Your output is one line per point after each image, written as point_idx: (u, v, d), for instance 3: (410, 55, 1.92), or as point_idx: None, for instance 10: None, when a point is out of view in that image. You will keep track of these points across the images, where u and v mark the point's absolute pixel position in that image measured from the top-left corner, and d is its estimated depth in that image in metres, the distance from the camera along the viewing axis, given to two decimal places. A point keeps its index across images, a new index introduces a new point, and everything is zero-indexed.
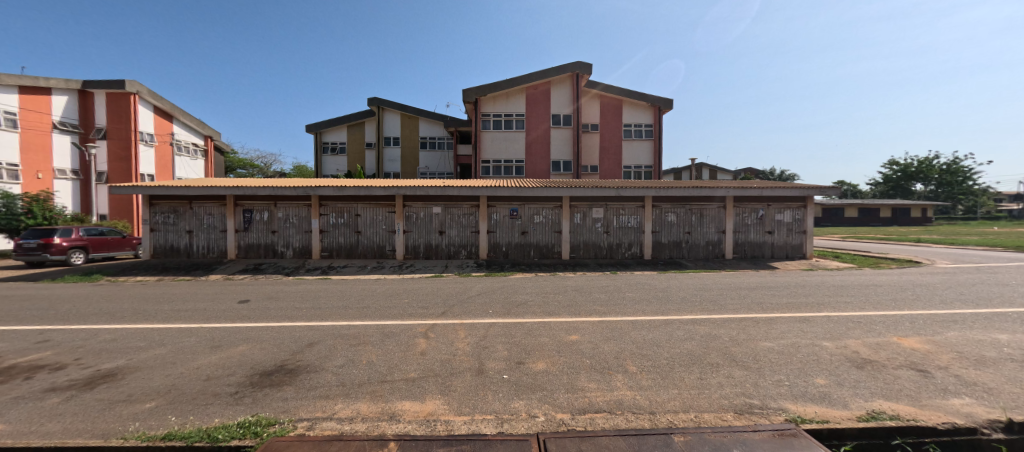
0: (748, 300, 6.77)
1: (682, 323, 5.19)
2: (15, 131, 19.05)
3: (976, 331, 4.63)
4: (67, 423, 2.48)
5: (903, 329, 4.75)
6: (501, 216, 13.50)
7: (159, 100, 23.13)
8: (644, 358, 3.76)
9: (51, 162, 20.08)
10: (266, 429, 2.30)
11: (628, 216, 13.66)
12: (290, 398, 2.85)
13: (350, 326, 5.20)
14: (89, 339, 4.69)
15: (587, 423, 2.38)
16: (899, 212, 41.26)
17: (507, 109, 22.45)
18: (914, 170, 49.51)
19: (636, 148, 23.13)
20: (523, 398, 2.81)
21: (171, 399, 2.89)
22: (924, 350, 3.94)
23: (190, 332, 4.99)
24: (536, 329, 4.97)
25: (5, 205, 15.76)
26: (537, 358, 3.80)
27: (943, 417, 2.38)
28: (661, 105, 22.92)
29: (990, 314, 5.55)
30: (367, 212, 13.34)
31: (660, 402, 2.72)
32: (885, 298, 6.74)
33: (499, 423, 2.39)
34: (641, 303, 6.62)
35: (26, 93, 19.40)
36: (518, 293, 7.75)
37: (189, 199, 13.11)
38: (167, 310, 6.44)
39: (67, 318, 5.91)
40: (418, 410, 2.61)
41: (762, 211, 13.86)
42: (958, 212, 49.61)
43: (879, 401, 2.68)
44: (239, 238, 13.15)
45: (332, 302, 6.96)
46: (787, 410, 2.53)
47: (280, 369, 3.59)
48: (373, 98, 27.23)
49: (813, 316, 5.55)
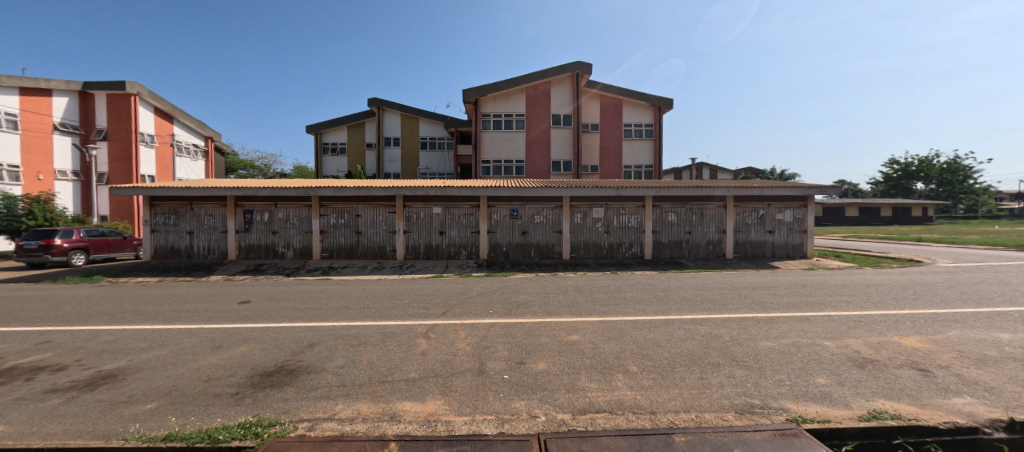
0: (748, 300, 6.76)
1: (682, 323, 5.19)
2: (15, 133, 19.12)
3: (977, 330, 4.62)
4: (68, 424, 2.48)
5: (904, 329, 4.75)
6: (501, 217, 13.50)
7: (160, 101, 23.16)
8: (645, 358, 3.75)
9: (52, 163, 20.13)
10: (267, 430, 2.30)
11: (628, 216, 13.65)
12: (291, 399, 2.86)
13: (351, 326, 5.21)
14: (91, 340, 4.71)
15: (587, 423, 2.38)
16: (899, 211, 41.38)
17: (507, 109, 22.46)
18: (914, 169, 49.70)
19: (636, 148, 23.12)
20: (523, 399, 2.80)
21: (172, 399, 2.90)
22: (926, 349, 3.94)
23: (191, 333, 4.99)
24: (537, 329, 4.98)
25: (6, 206, 15.81)
26: (537, 358, 3.79)
27: (945, 416, 2.37)
28: (662, 105, 22.91)
29: (992, 313, 5.54)
30: (367, 212, 13.34)
31: (660, 402, 2.71)
32: (886, 298, 6.74)
33: (499, 424, 2.39)
34: (642, 303, 6.61)
35: (27, 95, 19.46)
36: (518, 293, 7.76)
37: (189, 200, 13.13)
38: (168, 310, 6.44)
39: (69, 318, 5.93)
40: (419, 411, 2.61)
41: (762, 211, 13.85)
42: (958, 211, 49.70)
43: (880, 401, 2.67)
44: (239, 239, 13.16)
45: (332, 302, 6.96)
46: (788, 409, 2.53)
47: (281, 369, 3.59)
48: (374, 98, 27.26)
49: (814, 315, 5.54)
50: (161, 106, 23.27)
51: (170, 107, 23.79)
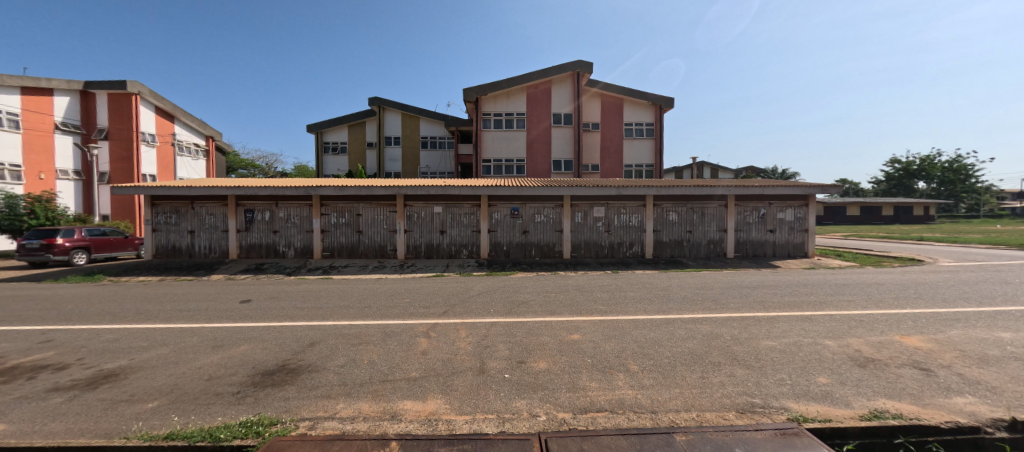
0: (749, 299, 6.75)
1: (682, 322, 5.20)
2: (17, 132, 19.18)
3: (979, 330, 4.60)
4: (70, 423, 2.48)
5: (906, 328, 4.73)
6: (502, 216, 13.49)
7: (161, 101, 23.19)
8: (645, 357, 3.75)
9: (53, 163, 20.17)
10: (268, 429, 2.31)
11: (629, 215, 13.64)
12: (291, 398, 2.86)
13: (352, 325, 5.24)
14: (92, 339, 4.71)
15: (589, 422, 2.38)
16: (902, 211, 41.17)
17: (507, 108, 22.44)
18: (916, 168, 49.60)
19: (637, 147, 23.07)
20: (523, 398, 2.81)
21: (173, 399, 2.90)
22: (927, 348, 3.93)
23: (191, 332, 4.99)
24: (538, 328, 4.98)
25: (7, 205, 15.84)
26: (538, 357, 3.79)
27: (947, 416, 2.37)
28: (662, 103, 22.85)
29: (994, 312, 5.53)
30: (368, 211, 13.34)
31: (662, 401, 2.72)
32: (887, 297, 6.73)
33: (500, 423, 2.38)
34: (643, 302, 6.60)
35: (29, 94, 19.53)
36: (519, 292, 7.75)
37: (190, 199, 13.14)
38: (169, 310, 6.45)
39: (70, 318, 5.93)
40: (420, 410, 2.61)
41: (763, 210, 13.83)
42: (961, 210, 49.31)
43: (881, 400, 2.67)
44: (240, 238, 13.18)
45: (333, 302, 6.96)
46: (789, 409, 2.53)
47: (282, 369, 3.59)
48: (374, 97, 27.25)
49: (816, 315, 5.53)
50: (162, 106, 23.29)
51: (171, 106, 23.81)
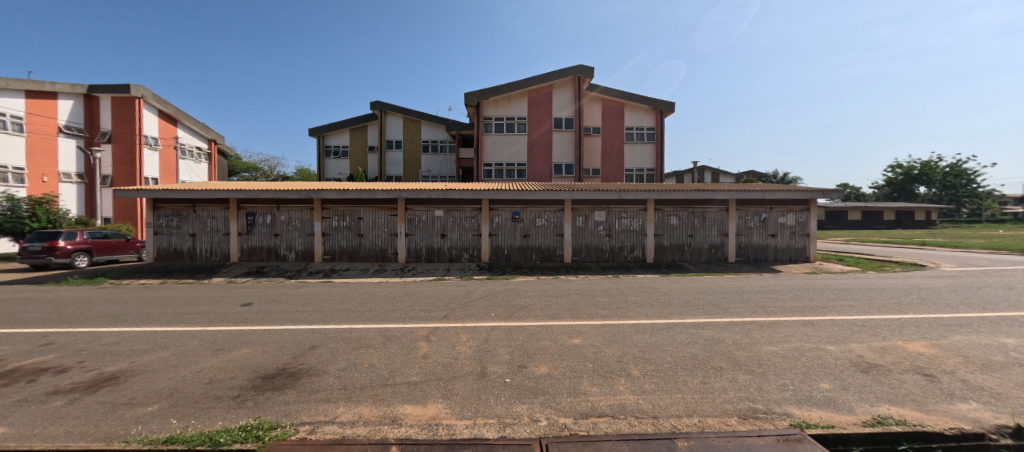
0: (751, 304, 6.71)
1: (684, 326, 5.18)
2: (21, 135, 19.21)
3: (983, 335, 4.59)
4: (70, 427, 2.47)
5: (909, 333, 4.72)
6: (503, 219, 13.51)
7: (166, 104, 23.41)
8: (647, 362, 3.74)
9: (57, 166, 20.27)
10: (268, 433, 2.30)
11: (630, 219, 13.64)
12: (292, 402, 2.85)
13: (353, 328, 5.26)
14: (92, 342, 4.69)
15: (589, 428, 2.36)
16: (903, 215, 41.04)
17: (508, 113, 22.56)
18: (918, 173, 49.71)
19: (638, 151, 23.11)
20: (525, 402, 2.80)
21: (173, 402, 2.89)
22: (930, 354, 3.91)
23: (193, 335, 5.00)
24: (538, 332, 4.98)
25: (11, 208, 15.88)
26: (539, 361, 3.79)
27: (951, 422, 2.35)
28: (663, 108, 22.93)
29: (998, 318, 5.49)
30: (368, 214, 13.37)
31: (663, 407, 2.70)
32: (890, 302, 6.69)
33: (501, 428, 2.37)
34: (644, 307, 6.55)
35: (35, 98, 19.64)
36: (519, 297, 7.71)
37: (192, 203, 13.15)
38: (169, 313, 6.45)
39: (72, 320, 5.92)
40: (420, 414, 2.60)
41: (765, 215, 13.80)
42: (963, 215, 48.70)
43: (885, 406, 2.65)
44: (241, 241, 13.22)
45: (334, 305, 6.95)
46: (791, 414, 2.52)
47: (283, 372, 3.58)
48: (376, 101, 27.49)
49: (818, 320, 5.51)
50: (165, 109, 23.47)
51: (173, 110, 24.01)
